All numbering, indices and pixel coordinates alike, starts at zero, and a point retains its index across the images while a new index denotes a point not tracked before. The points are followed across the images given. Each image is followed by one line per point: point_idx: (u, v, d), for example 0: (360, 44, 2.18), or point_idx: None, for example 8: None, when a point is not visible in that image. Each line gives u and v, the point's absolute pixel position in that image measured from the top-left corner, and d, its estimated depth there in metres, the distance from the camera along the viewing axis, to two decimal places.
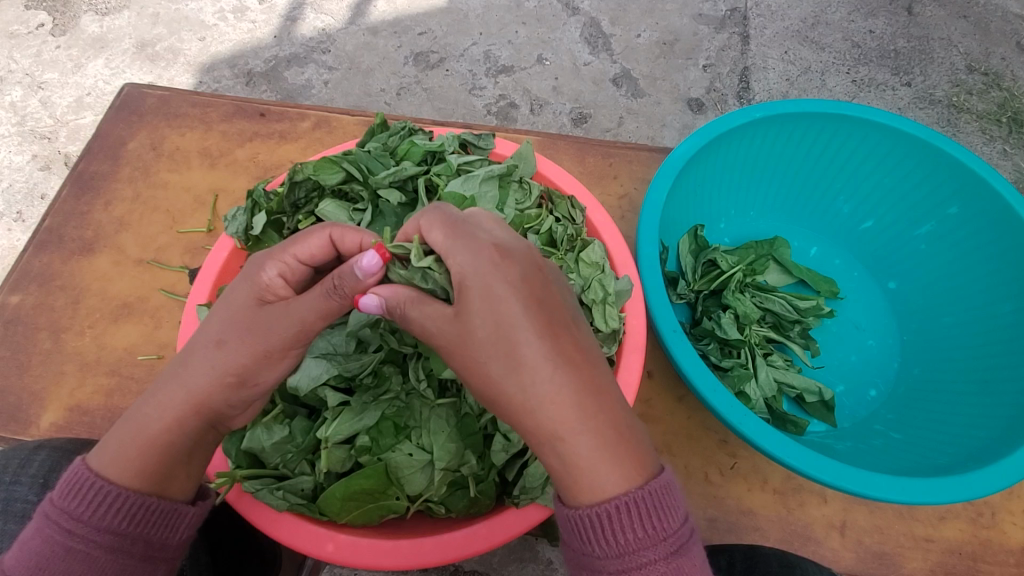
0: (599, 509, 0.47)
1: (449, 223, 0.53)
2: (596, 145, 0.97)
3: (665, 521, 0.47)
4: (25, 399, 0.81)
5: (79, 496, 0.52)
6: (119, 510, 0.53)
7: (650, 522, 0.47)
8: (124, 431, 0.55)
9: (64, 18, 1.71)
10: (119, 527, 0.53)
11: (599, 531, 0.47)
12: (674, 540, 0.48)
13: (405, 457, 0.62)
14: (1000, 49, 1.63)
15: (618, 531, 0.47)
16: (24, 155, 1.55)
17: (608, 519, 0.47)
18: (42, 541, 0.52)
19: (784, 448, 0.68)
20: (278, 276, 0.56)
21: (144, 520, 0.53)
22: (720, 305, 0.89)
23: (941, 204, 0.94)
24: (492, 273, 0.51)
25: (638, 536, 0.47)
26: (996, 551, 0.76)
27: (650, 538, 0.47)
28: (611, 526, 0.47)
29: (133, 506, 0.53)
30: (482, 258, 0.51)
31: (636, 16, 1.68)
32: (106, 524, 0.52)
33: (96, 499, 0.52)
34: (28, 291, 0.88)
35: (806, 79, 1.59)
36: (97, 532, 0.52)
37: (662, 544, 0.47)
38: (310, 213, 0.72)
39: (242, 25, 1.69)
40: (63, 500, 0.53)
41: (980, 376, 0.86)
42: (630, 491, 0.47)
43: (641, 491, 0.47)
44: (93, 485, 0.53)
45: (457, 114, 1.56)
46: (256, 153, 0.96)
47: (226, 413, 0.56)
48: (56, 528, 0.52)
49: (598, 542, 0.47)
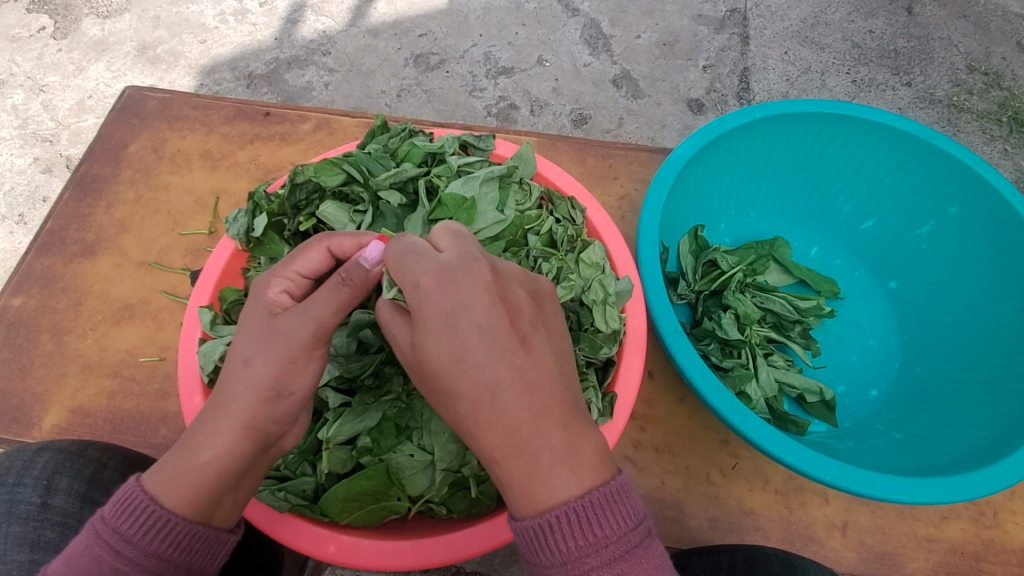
0: (542, 520, 0.47)
1: (396, 257, 0.54)
2: (596, 145, 0.98)
3: (606, 528, 0.47)
4: (27, 401, 0.82)
5: (132, 516, 0.50)
6: (166, 535, 0.50)
7: (591, 530, 0.46)
8: (181, 458, 0.52)
9: (65, 21, 1.72)
10: (164, 553, 0.50)
11: (543, 541, 0.47)
12: (616, 546, 0.47)
13: (407, 457, 0.62)
14: (1001, 49, 1.63)
15: (560, 541, 0.46)
16: (26, 158, 1.55)
17: (551, 528, 0.46)
18: (90, 559, 0.50)
19: (784, 448, 0.68)
20: (283, 291, 0.58)
21: (189, 546, 0.51)
22: (721, 305, 0.89)
23: (942, 204, 0.94)
24: (439, 300, 0.51)
25: (579, 544, 0.46)
26: (998, 551, 0.76)
27: (592, 546, 0.46)
28: (553, 535, 0.46)
29: (179, 532, 0.50)
30: (422, 291, 0.51)
31: (636, 17, 1.69)
32: (152, 549, 0.50)
33: (146, 521, 0.50)
34: (31, 293, 0.88)
35: (806, 79, 1.59)
36: (144, 556, 0.50)
37: (605, 550, 0.47)
38: (311, 214, 0.71)
39: (243, 28, 1.70)
40: (115, 519, 0.51)
41: (982, 376, 0.86)
42: (571, 500, 0.47)
43: (581, 500, 0.47)
44: (145, 507, 0.50)
45: (457, 116, 1.57)
46: (257, 155, 0.96)
47: (272, 430, 0.54)
48: (105, 548, 0.50)
49: (543, 552, 0.47)
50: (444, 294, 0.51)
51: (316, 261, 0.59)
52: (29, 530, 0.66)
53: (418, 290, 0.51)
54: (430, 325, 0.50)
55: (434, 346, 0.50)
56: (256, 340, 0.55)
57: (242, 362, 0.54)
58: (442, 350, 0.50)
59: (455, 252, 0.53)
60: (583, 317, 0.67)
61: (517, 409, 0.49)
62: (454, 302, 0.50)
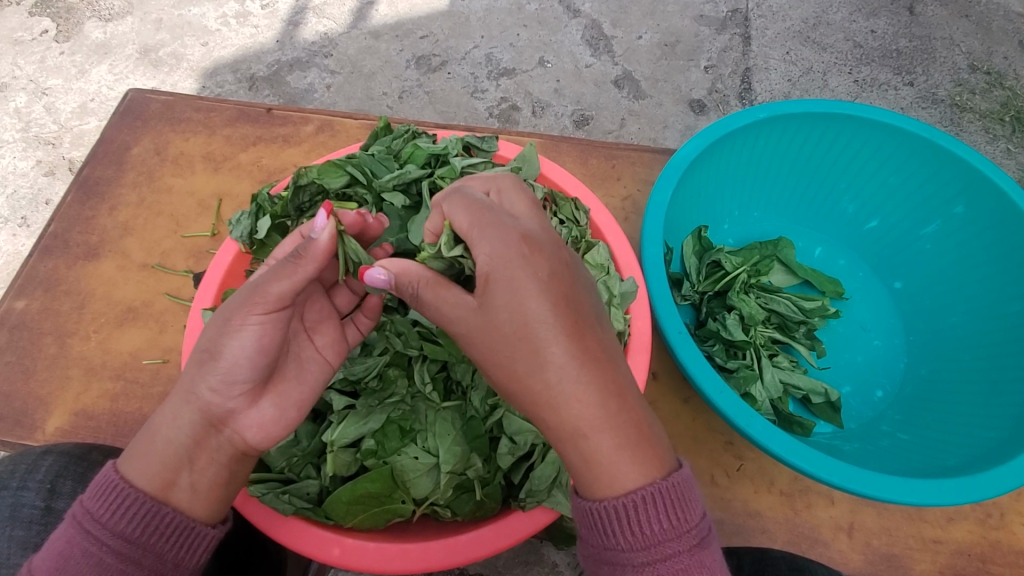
0: (626, 500, 0.48)
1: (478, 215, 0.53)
2: (599, 146, 0.97)
3: (687, 512, 0.49)
4: (30, 404, 0.82)
5: (103, 497, 0.52)
6: (134, 516, 0.52)
7: (674, 513, 0.48)
8: (149, 441, 0.54)
9: (68, 24, 1.72)
10: (133, 535, 0.51)
11: (624, 523, 0.48)
12: (695, 532, 0.49)
13: (411, 460, 0.62)
14: (1003, 48, 1.63)
15: (644, 522, 0.48)
16: (28, 161, 1.56)
17: (635, 509, 0.48)
18: (65, 542, 0.52)
19: (792, 450, 0.68)
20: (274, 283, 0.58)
21: (158, 530, 0.52)
22: (725, 306, 0.89)
23: (948, 204, 0.93)
24: (521, 265, 0.50)
25: (663, 526, 0.48)
26: (1005, 552, 0.76)
27: (675, 530, 0.48)
28: (637, 518, 0.48)
29: (147, 513, 0.52)
30: (509, 255, 0.51)
31: (638, 17, 1.68)
32: (120, 529, 0.51)
33: (117, 502, 0.52)
34: (34, 296, 0.88)
35: (809, 79, 1.59)
36: (111, 536, 0.51)
37: (686, 536, 0.48)
38: (315, 217, 0.72)
39: (245, 30, 1.70)
40: (89, 501, 0.52)
41: (989, 376, 0.85)
42: (654, 484, 0.48)
43: (665, 482, 0.48)
44: (115, 487, 0.52)
45: (459, 117, 1.57)
46: (260, 157, 0.96)
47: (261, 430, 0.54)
48: (77, 529, 0.51)
49: (623, 534, 0.48)
50: (539, 259, 0.51)
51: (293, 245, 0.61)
52: (33, 534, 0.65)
53: (502, 257, 0.50)
54: (520, 281, 0.50)
55: (514, 303, 0.50)
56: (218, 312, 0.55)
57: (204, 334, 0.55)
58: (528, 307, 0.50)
59: (539, 226, 0.54)
60: None
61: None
62: (546, 271, 0.51)
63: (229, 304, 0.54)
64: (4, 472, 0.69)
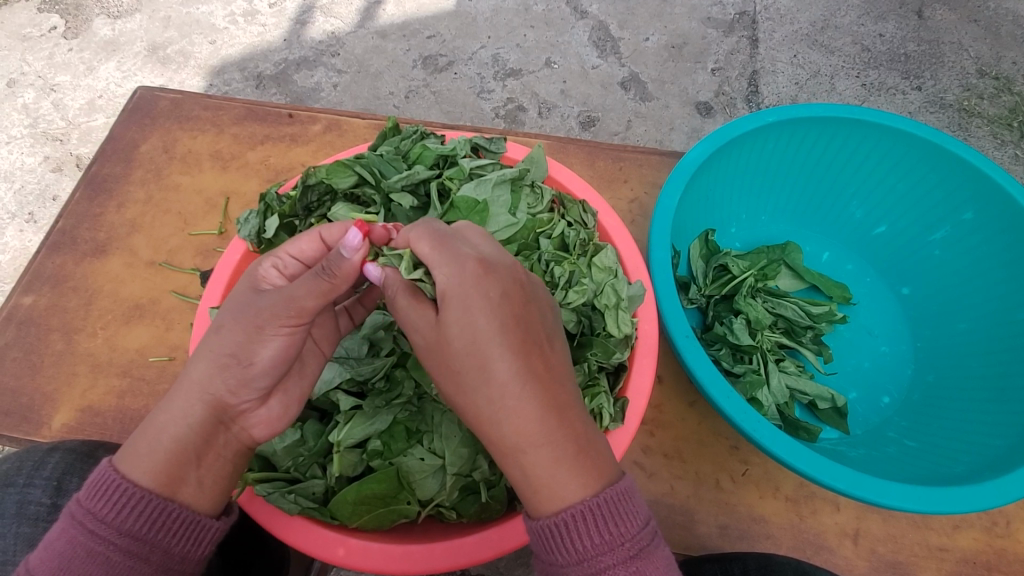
0: (558, 519, 0.48)
1: (438, 237, 0.55)
2: (607, 148, 0.97)
3: (623, 525, 0.48)
4: (37, 400, 0.82)
5: (104, 497, 0.51)
6: (139, 514, 0.51)
7: (607, 527, 0.48)
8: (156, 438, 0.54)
9: (76, 21, 1.73)
10: (139, 532, 0.51)
11: (558, 540, 0.48)
12: (631, 544, 0.48)
13: (417, 461, 0.62)
14: (1012, 53, 1.62)
15: (578, 539, 0.47)
16: (36, 157, 1.56)
17: (567, 527, 0.48)
18: (66, 541, 0.51)
19: (799, 456, 0.67)
20: (271, 267, 0.59)
21: (165, 526, 0.52)
22: (732, 310, 0.88)
23: (956, 210, 0.93)
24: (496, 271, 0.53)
25: (596, 542, 0.47)
26: (1011, 560, 0.76)
27: (609, 543, 0.48)
28: (569, 535, 0.48)
29: (152, 511, 0.51)
30: (465, 271, 0.52)
31: (645, 18, 1.68)
32: (126, 528, 0.51)
33: (121, 500, 0.51)
34: (41, 292, 0.88)
35: (816, 83, 1.58)
36: (118, 534, 0.51)
37: (621, 549, 0.48)
38: (322, 217, 0.73)
39: (252, 29, 1.70)
40: (89, 501, 0.51)
41: (998, 383, 0.85)
42: (585, 500, 0.48)
43: (596, 499, 0.48)
44: (118, 486, 0.51)
45: (465, 117, 1.57)
46: (267, 156, 0.96)
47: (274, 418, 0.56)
48: (79, 528, 0.51)
49: (560, 551, 0.48)
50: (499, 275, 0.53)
51: (307, 245, 0.60)
52: (38, 531, 0.66)
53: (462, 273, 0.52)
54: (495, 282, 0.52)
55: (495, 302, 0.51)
56: (230, 311, 0.56)
57: (214, 334, 0.55)
58: (502, 312, 0.51)
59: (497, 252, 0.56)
60: (596, 321, 0.68)
61: (505, 405, 0.49)
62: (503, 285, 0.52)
63: (244, 310, 0.54)
64: (12, 468, 0.69)
